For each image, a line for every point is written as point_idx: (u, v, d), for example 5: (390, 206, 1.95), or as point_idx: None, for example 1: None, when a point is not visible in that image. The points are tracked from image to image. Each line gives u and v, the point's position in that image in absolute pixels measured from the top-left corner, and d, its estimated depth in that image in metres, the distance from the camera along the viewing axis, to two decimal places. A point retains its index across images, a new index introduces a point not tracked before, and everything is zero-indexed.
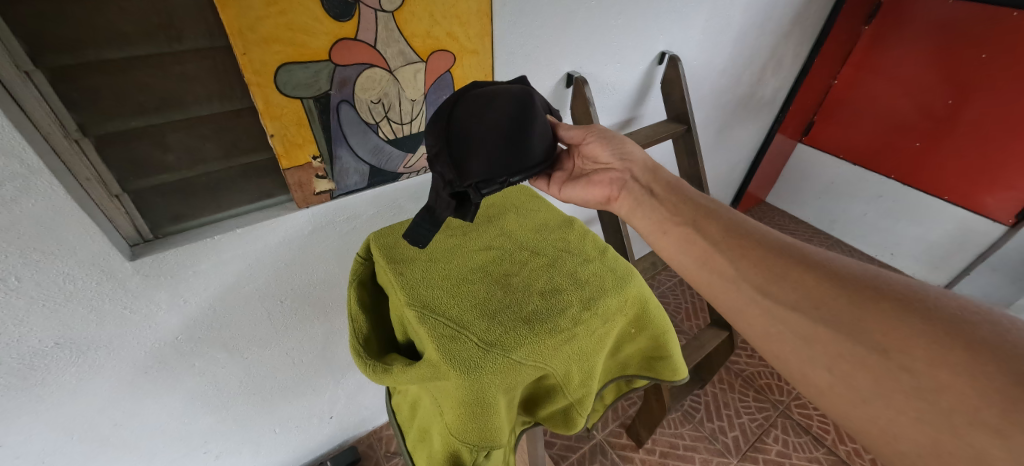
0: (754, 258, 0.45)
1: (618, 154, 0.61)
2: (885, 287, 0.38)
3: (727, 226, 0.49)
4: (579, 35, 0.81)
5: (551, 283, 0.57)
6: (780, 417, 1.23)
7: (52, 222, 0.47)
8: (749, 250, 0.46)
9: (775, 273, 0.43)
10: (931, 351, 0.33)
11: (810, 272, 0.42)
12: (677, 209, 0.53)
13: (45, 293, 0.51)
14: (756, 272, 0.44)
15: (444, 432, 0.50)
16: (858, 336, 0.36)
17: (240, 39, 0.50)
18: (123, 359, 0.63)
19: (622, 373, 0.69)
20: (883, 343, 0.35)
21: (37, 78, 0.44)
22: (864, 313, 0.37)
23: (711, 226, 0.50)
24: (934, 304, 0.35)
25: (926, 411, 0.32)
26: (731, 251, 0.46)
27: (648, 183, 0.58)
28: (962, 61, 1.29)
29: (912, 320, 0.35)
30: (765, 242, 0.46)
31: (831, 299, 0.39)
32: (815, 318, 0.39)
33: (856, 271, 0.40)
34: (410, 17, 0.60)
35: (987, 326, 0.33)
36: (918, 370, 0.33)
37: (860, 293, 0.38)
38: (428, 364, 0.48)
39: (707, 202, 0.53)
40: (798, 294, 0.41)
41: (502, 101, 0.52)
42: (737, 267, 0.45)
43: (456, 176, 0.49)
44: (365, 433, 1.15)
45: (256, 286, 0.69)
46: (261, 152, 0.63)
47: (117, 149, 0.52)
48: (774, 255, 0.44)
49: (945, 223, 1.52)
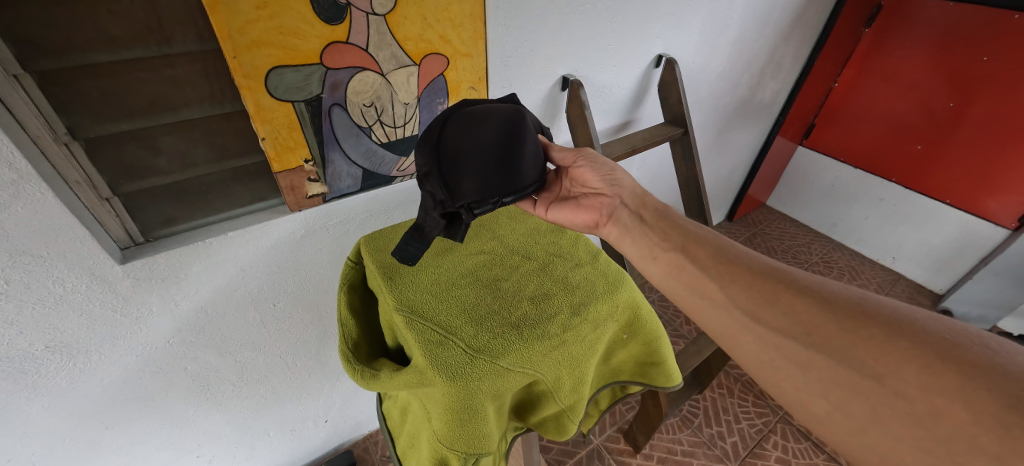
0: (744, 283, 0.44)
1: (608, 181, 0.60)
2: (875, 311, 0.38)
3: (716, 252, 0.49)
4: (574, 37, 0.80)
5: (540, 288, 0.56)
6: (780, 423, 1.22)
7: (44, 227, 0.47)
8: (738, 274, 0.45)
9: (766, 298, 0.42)
10: (924, 377, 0.33)
11: (799, 297, 0.41)
12: (665, 236, 0.53)
13: (35, 297, 0.51)
14: (745, 295, 0.44)
15: (433, 439, 0.49)
16: (850, 363, 0.36)
17: (230, 43, 0.49)
18: (112, 362, 0.62)
19: (615, 378, 0.69)
20: (877, 369, 0.35)
21: (26, 82, 0.44)
22: (853, 339, 0.37)
23: (700, 251, 0.49)
24: (922, 328, 0.35)
25: (925, 439, 0.32)
26: (721, 276, 0.46)
27: (637, 210, 0.57)
28: (963, 64, 1.28)
29: (902, 344, 0.35)
30: (754, 267, 0.46)
31: (822, 326, 0.39)
32: (806, 345, 0.39)
33: (844, 295, 0.40)
34: (402, 20, 0.60)
35: (975, 348, 0.33)
36: (912, 396, 0.33)
37: (849, 318, 0.38)
38: (415, 371, 0.47)
39: (696, 229, 0.53)
40: (788, 320, 0.40)
41: (492, 120, 0.51)
42: (727, 291, 0.45)
43: (448, 198, 0.49)
44: (360, 437, 1.15)
45: (248, 289, 0.69)
46: (252, 155, 0.63)
47: (106, 152, 0.52)
48: (762, 281, 0.44)
49: (948, 226, 1.51)
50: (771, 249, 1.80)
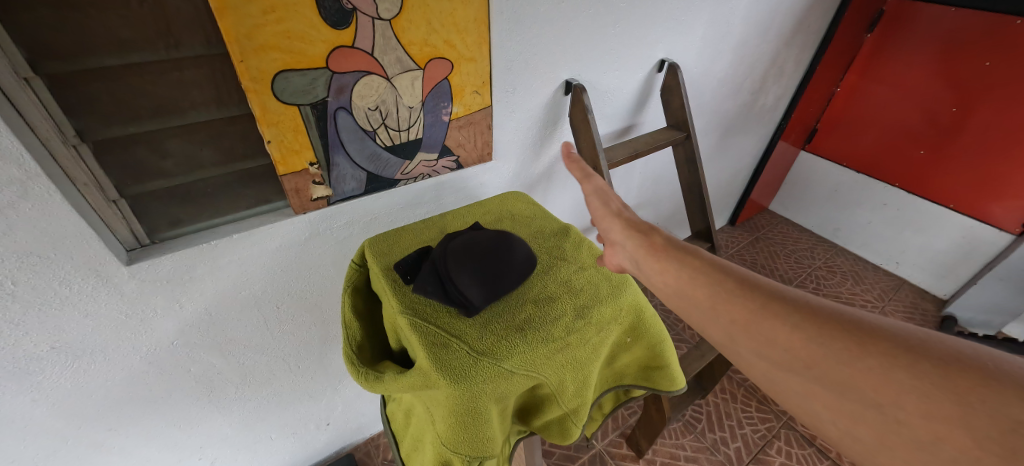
0: (738, 321, 0.41)
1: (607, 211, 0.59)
2: (870, 336, 0.35)
3: (708, 282, 0.45)
4: (576, 42, 0.81)
5: (545, 291, 0.56)
6: (783, 429, 1.21)
7: (53, 229, 0.48)
8: (732, 312, 0.42)
9: (759, 334, 0.40)
10: (924, 405, 0.31)
11: (790, 327, 0.38)
12: (666, 266, 0.49)
13: (41, 297, 0.51)
14: (739, 333, 0.41)
15: (436, 441, 0.49)
16: (850, 394, 0.34)
17: (239, 47, 0.50)
18: (117, 364, 0.63)
19: (619, 382, 0.69)
20: (877, 400, 0.33)
21: (35, 84, 0.45)
22: (850, 371, 0.34)
23: (699, 288, 0.45)
24: (923, 353, 0.33)
25: None
26: (717, 315, 0.43)
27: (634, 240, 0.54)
28: (964, 71, 1.29)
29: (901, 374, 0.32)
30: (745, 298, 0.42)
31: (816, 357, 0.36)
32: (807, 377, 0.37)
33: (840, 319, 0.37)
34: (408, 25, 0.60)
35: (983, 374, 0.30)
36: (914, 425, 0.31)
37: (845, 349, 0.35)
38: (419, 373, 0.47)
39: (697, 255, 0.48)
40: (783, 354, 0.38)
41: (479, 241, 0.56)
42: (722, 330, 0.42)
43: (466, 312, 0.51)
44: (363, 441, 1.15)
45: (252, 291, 0.69)
46: (258, 158, 0.64)
47: (114, 155, 0.53)
48: (755, 316, 0.41)
49: (952, 231, 1.50)
50: (773, 253, 1.80)
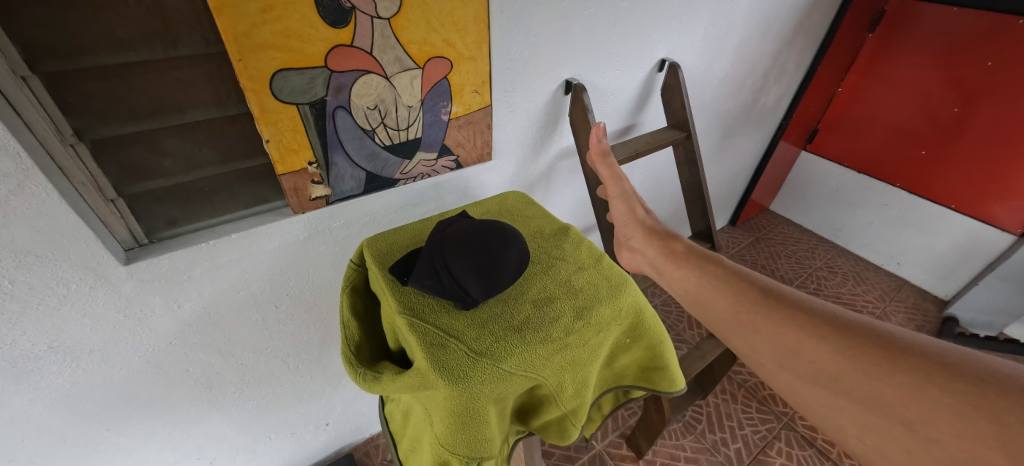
0: (766, 332, 0.45)
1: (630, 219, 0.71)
2: (902, 354, 0.37)
3: (734, 294, 0.50)
4: (576, 41, 0.80)
5: (543, 291, 0.56)
6: (784, 430, 1.20)
7: (50, 228, 0.47)
8: (759, 322, 0.46)
9: (789, 348, 0.43)
10: (956, 423, 0.32)
11: (821, 343, 0.41)
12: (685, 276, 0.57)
13: (38, 296, 0.51)
14: (768, 347, 0.44)
15: (434, 442, 0.49)
16: (881, 410, 0.36)
17: (237, 46, 0.50)
18: (115, 363, 0.62)
19: (618, 383, 0.68)
20: (908, 416, 0.35)
21: (32, 83, 0.44)
22: (881, 386, 0.36)
23: (719, 296, 0.51)
24: (955, 373, 0.34)
25: None
26: (744, 326, 0.47)
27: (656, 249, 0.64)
28: (967, 71, 1.28)
29: (933, 391, 0.34)
30: (774, 312, 0.46)
31: (848, 373, 0.38)
32: (836, 392, 0.39)
33: (872, 336, 0.39)
34: (407, 24, 0.60)
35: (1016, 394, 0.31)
36: (946, 443, 0.32)
37: (875, 366, 0.37)
38: (416, 373, 0.47)
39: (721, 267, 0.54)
40: (813, 368, 0.41)
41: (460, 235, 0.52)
42: (751, 342, 0.46)
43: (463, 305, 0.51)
44: (362, 441, 1.14)
45: (251, 291, 0.69)
46: (257, 157, 0.63)
47: (113, 154, 0.53)
48: (784, 329, 0.44)
49: (954, 232, 1.49)
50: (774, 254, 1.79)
